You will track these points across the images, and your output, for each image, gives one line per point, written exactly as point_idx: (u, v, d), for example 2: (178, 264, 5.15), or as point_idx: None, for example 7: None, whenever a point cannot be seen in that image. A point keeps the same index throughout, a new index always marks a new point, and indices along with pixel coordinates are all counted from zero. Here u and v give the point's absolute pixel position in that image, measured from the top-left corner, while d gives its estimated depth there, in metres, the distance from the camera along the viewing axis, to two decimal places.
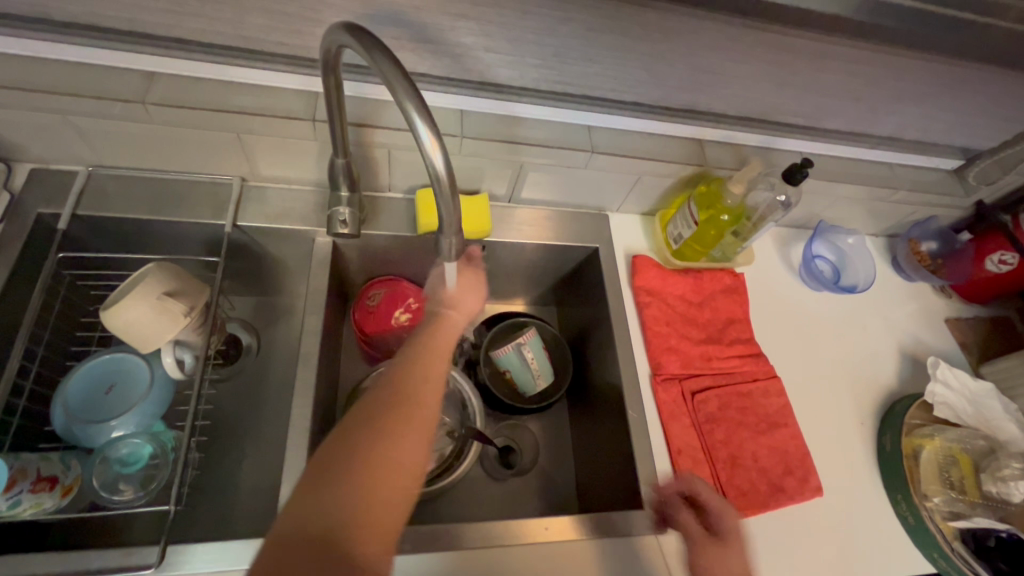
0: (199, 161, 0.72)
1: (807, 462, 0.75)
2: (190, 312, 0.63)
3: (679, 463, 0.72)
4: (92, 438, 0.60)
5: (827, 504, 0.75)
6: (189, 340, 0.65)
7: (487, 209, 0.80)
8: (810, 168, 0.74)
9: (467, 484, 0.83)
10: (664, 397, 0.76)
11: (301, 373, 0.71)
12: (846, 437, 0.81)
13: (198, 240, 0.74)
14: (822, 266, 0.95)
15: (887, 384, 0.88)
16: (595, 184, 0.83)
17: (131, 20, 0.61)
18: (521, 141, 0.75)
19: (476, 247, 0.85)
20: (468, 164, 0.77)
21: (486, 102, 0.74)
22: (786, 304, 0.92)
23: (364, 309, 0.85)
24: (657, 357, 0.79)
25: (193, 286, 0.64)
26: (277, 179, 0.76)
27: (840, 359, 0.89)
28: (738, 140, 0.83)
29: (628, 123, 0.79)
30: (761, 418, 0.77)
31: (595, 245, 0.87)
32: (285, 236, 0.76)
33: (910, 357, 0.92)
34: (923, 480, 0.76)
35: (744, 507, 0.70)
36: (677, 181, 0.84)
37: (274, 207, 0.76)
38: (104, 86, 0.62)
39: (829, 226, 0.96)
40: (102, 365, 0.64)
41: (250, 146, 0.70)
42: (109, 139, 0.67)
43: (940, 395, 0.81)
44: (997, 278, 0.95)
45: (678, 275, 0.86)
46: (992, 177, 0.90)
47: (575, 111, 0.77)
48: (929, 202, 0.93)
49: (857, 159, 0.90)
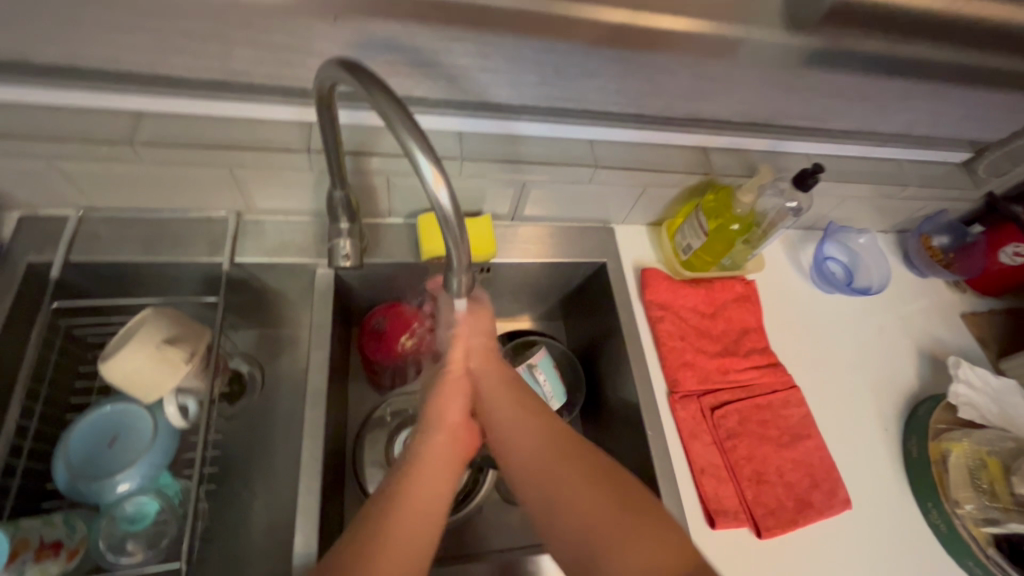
0: (193, 197, 0.70)
1: (834, 474, 0.73)
2: (191, 358, 0.61)
3: (703, 483, 0.70)
4: (95, 494, 0.58)
5: (857, 516, 0.73)
6: (191, 386, 0.62)
7: (490, 231, 0.78)
8: (821, 173, 0.73)
9: (484, 511, 0.81)
10: (683, 414, 0.74)
11: (309, 412, 0.68)
12: (870, 444, 0.79)
13: (196, 279, 0.72)
14: (834, 268, 0.93)
15: (908, 385, 0.86)
16: (600, 198, 0.82)
17: (115, 62, 0.58)
18: (522, 160, 0.73)
19: (481, 269, 0.83)
20: (469, 186, 0.75)
21: (486, 123, 0.72)
22: (798, 309, 0.90)
23: (369, 337, 0.83)
24: (673, 374, 0.77)
25: (193, 330, 0.62)
26: (275, 211, 0.74)
27: (858, 362, 0.87)
28: (745, 146, 0.81)
29: (631, 135, 0.77)
30: (783, 431, 0.75)
31: (603, 259, 0.85)
32: (286, 270, 0.74)
33: (928, 356, 0.90)
34: (953, 486, 0.73)
35: (773, 526, 0.68)
36: (682, 191, 0.82)
37: (272, 240, 0.74)
38: (94, 130, 0.61)
39: (839, 227, 0.95)
40: (104, 418, 0.62)
41: (245, 181, 0.68)
42: (98, 182, 0.65)
43: (963, 395, 0.80)
44: (1012, 269, 0.93)
45: (689, 286, 0.84)
46: (1003, 169, 0.90)
47: (576, 126, 0.75)
48: (939, 196, 0.91)
49: (865, 157, 0.88)
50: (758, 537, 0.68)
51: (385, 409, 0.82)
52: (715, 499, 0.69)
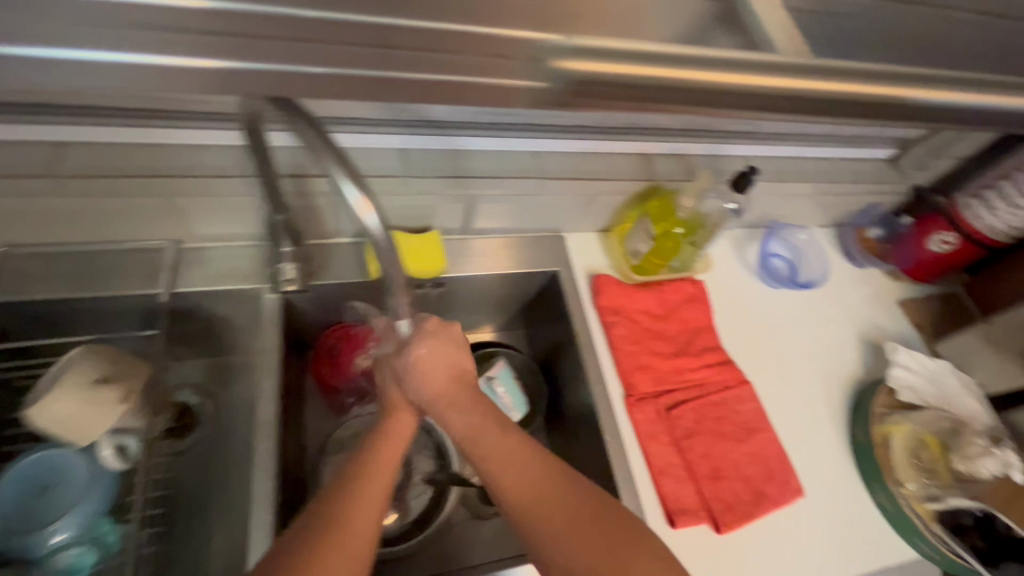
0: (124, 228, 0.67)
1: (786, 465, 0.76)
2: (130, 396, 0.59)
3: (663, 484, 0.71)
4: (26, 550, 0.54)
5: (810, 504, 0.76)
6: (131, 426, 0.60)
7: (439, 246, 0.78)
8: (757, 175, 0.76)
9: (450, 530, 0.80)
10: (640, 418, 0.75)
11: (259, 445, 0.66)
12: (820, 433, 0.82)
13: (132, 313, 0.69)
14: (778, 264, 0.97)
15: (852, 373, 0.90)
16: (548, 208, 0.83)
17: (27, 92, 0.56)
18: (467, 174, 0.74)
19: (434, 284, 0.82)
20: (415, 202, 0.74)
21: (427, 139, 0.72)
22: (748, 306, 0.92)
23: (324, 360, 0.82)
24: (629, 378, 0.78)
25: (133, 365, 0.60)
26: (215, 237, 0.72)
27: (807, 354, 0.90)
28: (685, 151, 0.84)
29: (573, 145, 0.78)
30: (737, 426, 0.77)
31: (556, 269, 0.85)
32: (229, 297, 0.72)
33: (870, 343, 0.94)
34: (896, 467, 0.78)
35: (732, 521, 0.70)
36: (628, 198, 0.84)
37: (213, 269, 0.71)
38: (10, 164, 0.58)
39: (781, 224, 0.98)
40: (35, 467, 0.58)
41: (180, 208, 0.66)
42: (18, 217, 0.61)
43: (903, 379, 0.84)
44: (942, 258, 0.98)
45: (641, 290, 0.85)
46: (925, 163, 0.97)
47: (519, 139, 0.76)
48: (869, 191, 0.96)
49: (800, 157, 0.92)
50: (717, 532, 0.70)
51: (342, 432, 0.80)
52: (675, 500, 0.71)
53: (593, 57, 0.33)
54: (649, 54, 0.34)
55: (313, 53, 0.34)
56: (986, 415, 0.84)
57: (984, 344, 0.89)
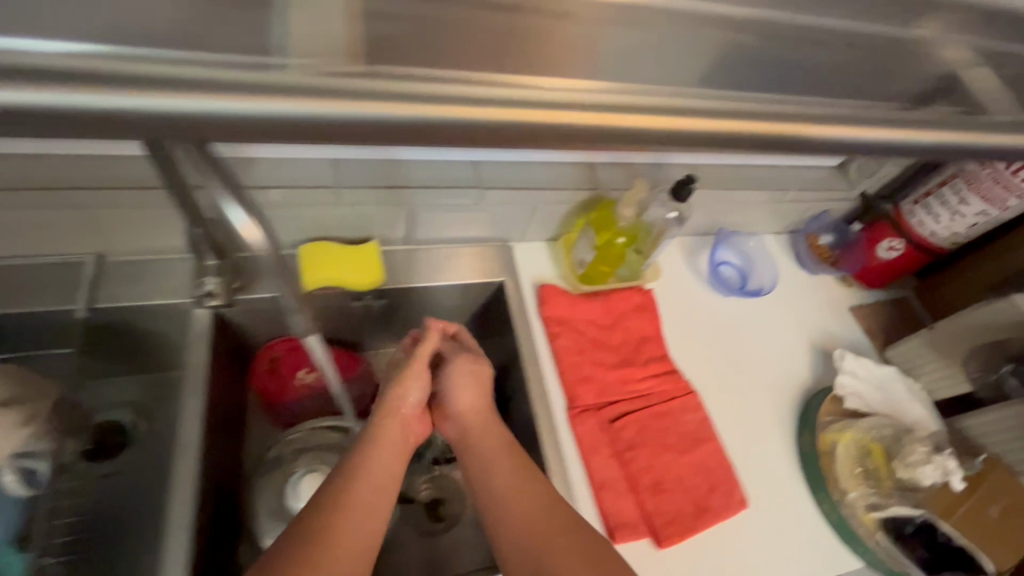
0: (40, 241, 0.64)
1: (730, 476, 0.75)
2: (30, 420, 0.59)
3: (602, 499, 0.70)
4: None
5: (754, 515, 0.75)
6: (32, 450, 0.59)
7: (377, 257, 0.77)
8: (695, 183, 0.76)
9: (391, 551, 0.77)
10: (582, 430, 0.74)
11: (180, 466, 0.63)
12: (768, 442, 0.82)
13: (49, 329, 0.66)
14: (728, 272, 0.97)
15: (802, 380, 0.90)
16: (492, 218, 0.81)
17: None
18: (402, 185, 0.73)
19: (375, 296, 0.80)
20: (351, 213, 0.73)
21: (361, 149, 0.71)
22: (699, 314, 0.92)
23: (262, 374, 0.80)
24: (572, 389, 0.77)
25: (32, 390, 0.61)
26: (141, 251, 0.70)
27: (758, 362, 0.90)
28: (628, 160, 0.83)
29: (514, 155, 0.78)
30: (681, 437, 0.77)
31: (501, 279, 0.84)
32: (155, 312, 0.70)
33: (821, 350, 0.94)
34: (840, 474, 0.78)
35: (671, 534, 0.69)
36: (572, 207, 0.83)
37: (137, 283, 0.69)
38: None
39: (731, 232, 0.98)
40: None
41: (99, 220, 0.64)
42: None
43: (848, 385, 0.84)
44: (890, 263, 0.99)
45: (587, 300, 0.84)
46: (872, 169, 0.97)
47: (457, 149, 0.75)
48: (816, 198, 0.97)
49: (746, 165, 0.92)
50: (657, 547, 0.69)
51: (281, 448, 0.77)
52: (615, 514, 0.69)
53: (382, 88, 0.33)
54: (514, 98, 0.35)
55: (209, 77, 0.30)
56: (931, 422, 0.85)
57: (930, 351, 0.87)
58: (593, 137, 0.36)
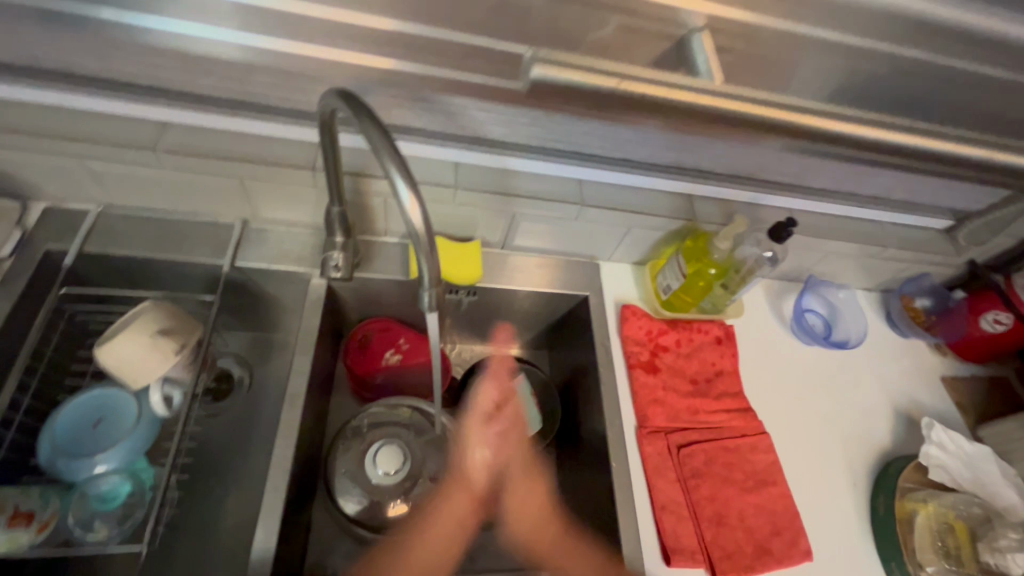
0: (203, 202, 0.75)
1: (795, 523, 0.74)
2: (181, 350, 0.64)
3: (662, 520, 0.71)
4: (79, 471, 0.61)
5: (817, 567, 0.73)
6: (178, 376, 0.66)
7: (478, 257, 0.83)
8: (796, 226, 0.76)
9: None
10: (649, 451, 0.76)
11: (287, 413, 0.71)
12: (838, 500, 0.79)
13: (201, 278, 0.77)
14: (812, 320, 0.95)
15: (881, 443, 0.86)
16: (588, 236, 0.86)
17: (147, 77, 0.64)
18: (514, 193, 0.77)
19: (466, 292, 0.86)
20: (463, 214, 0.79)
21: (481, 155, 0.76)
22: (778, 360, 0.90)
23: (355, 349, 0.85)
24: (644, 410, 0.79)
25: (188, 323, 0.66)
26: (279, 222, 0.80)
27: (834, 415, 0.87)
28: (727, 196, 0.84)
29: (618, 176, 0.80)
30: (747, 476, 0.76)
31: (585, 293, 0.88)
32: (281, 277, 0.79)
33: (903, 414, 0.90)
34: (917, 548, 0.74)
35: (728, 569, 0.69)
36: (666, 234, 0.85)
37: (272, 249, 0.78)
38: (124, 135, 0.67)
39: (820, 280, 0.96)
40: (91, 400, 0.66)
41: (253, 194, 0.74)
42: (119, 181, 0.71)
43: (935, 458, 0.80)
44: (993, 337, 0.92)
45: (667, 326, 0.86)
46: (982, 238, 0.91)
47: (567, 165, 0.79)
48: (923, 260, 0.93)
49: (849, 217, 0.90)
50: None
51: (364, 418, 0.82)
52: (673, 536, 0.71)
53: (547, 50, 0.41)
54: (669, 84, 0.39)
55: None
56: None
57: None
58: (733, 102, 0.39)
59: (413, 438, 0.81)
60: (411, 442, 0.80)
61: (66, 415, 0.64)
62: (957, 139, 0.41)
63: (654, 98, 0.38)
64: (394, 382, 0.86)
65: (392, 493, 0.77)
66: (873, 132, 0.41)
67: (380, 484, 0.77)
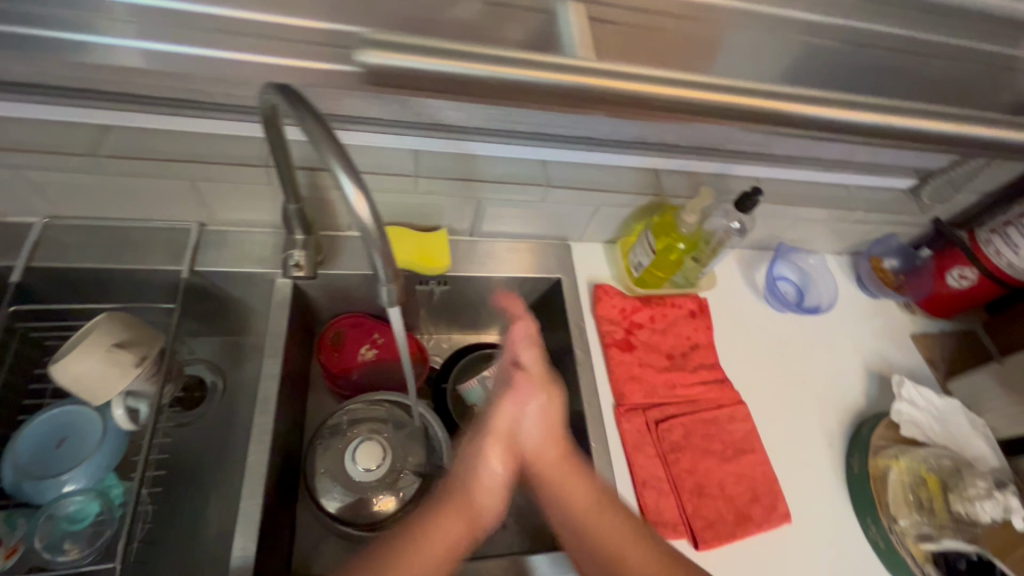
0: (155, 207, 0.72)
1: (774, 488, 0.76)
2: (141, 362, 0.63)
3: (645, 496, 0.72)
4: (45, 493, 0.60)
5: (796, 528, 0.75)
6: (141, 389, 0.64)
7: (446, 245, 0.82)
8: (761, 195, 0.76)
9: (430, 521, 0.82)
10: (628, 428, 0.77)
11: (259, 417, 0.69)
12: (815, 462, 0.81)
13: (161, 285, 0.74)
14: (784, 287, 0.96)
15: (855, 404, 0.88)
16: (557, 218, 0.85)
17: (80, 79, 0.61)
18: (477, 179, 0.76)
19: (437, 282, 0.84)
20: (427, 203, 0.77)
21: (440, 142, 0.74)
22: (753, 330, 0.91)
23: (328, 347, 0.84)
24: (622, 388, 0.79)
25: (148, 333, 0.64)
26: (238, 223, 0.77)
27: (809, 380, 0.88)
28: (694, 169, 0.83)
29: (582, 155, 0.80)
30: (726, 445, 0.77)
31: (558, 275, 0.87)
32: (244, 279, 0.77)
33: (876, 374, 0.92)
34: (890, 503, 0.76)
35: (711, 538, 0.70)
36: (635, 211, 0.85)
37: (233, 250, 0.76)
38: (62, 142, 0.64)
39: (790, 247, 0.97)
40: (51, 420, 0.63)
41: (207, 196, 0.71)
42: (61, 190, 0.68)
43: (906, 414, 0.81)
44: (959, 293, 0.94)
45: (641, 303, 0.86)
46: (946, 196, 0.92)
47: (529, 147, 0.77)
48: (889, 221, 0.94)
49: (815, 182, 0.90)
50: (696, 548, 0.70)
51: (342, 416, 0.81)
52: (655, 511, 0.72)
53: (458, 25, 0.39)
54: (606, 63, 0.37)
55: None
56: (995, 458, 0.80)
57: (998, 387, 0.84)
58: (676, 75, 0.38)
59: (394, 433, 0.81)
60: (391, 437, 0.80)
61: (27, 436, 0.63)
62: (899, 103, 0.41)
63: (589, 73, 0.37)
64: (371, 377, 0.85)
65: (376, 488, 0.76)
66: (814, 105, 0.40)
67: (362, 481, 0.76)
